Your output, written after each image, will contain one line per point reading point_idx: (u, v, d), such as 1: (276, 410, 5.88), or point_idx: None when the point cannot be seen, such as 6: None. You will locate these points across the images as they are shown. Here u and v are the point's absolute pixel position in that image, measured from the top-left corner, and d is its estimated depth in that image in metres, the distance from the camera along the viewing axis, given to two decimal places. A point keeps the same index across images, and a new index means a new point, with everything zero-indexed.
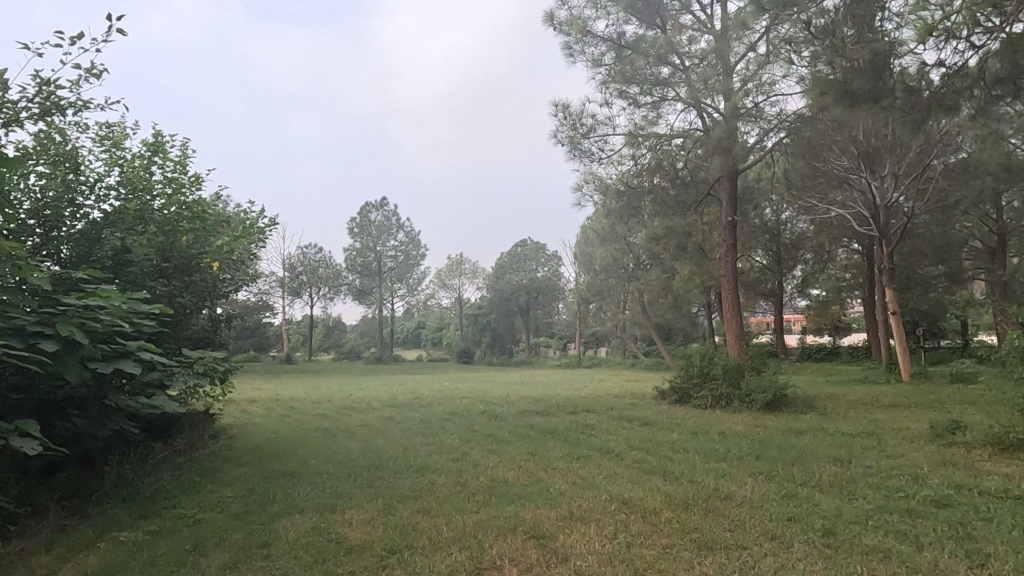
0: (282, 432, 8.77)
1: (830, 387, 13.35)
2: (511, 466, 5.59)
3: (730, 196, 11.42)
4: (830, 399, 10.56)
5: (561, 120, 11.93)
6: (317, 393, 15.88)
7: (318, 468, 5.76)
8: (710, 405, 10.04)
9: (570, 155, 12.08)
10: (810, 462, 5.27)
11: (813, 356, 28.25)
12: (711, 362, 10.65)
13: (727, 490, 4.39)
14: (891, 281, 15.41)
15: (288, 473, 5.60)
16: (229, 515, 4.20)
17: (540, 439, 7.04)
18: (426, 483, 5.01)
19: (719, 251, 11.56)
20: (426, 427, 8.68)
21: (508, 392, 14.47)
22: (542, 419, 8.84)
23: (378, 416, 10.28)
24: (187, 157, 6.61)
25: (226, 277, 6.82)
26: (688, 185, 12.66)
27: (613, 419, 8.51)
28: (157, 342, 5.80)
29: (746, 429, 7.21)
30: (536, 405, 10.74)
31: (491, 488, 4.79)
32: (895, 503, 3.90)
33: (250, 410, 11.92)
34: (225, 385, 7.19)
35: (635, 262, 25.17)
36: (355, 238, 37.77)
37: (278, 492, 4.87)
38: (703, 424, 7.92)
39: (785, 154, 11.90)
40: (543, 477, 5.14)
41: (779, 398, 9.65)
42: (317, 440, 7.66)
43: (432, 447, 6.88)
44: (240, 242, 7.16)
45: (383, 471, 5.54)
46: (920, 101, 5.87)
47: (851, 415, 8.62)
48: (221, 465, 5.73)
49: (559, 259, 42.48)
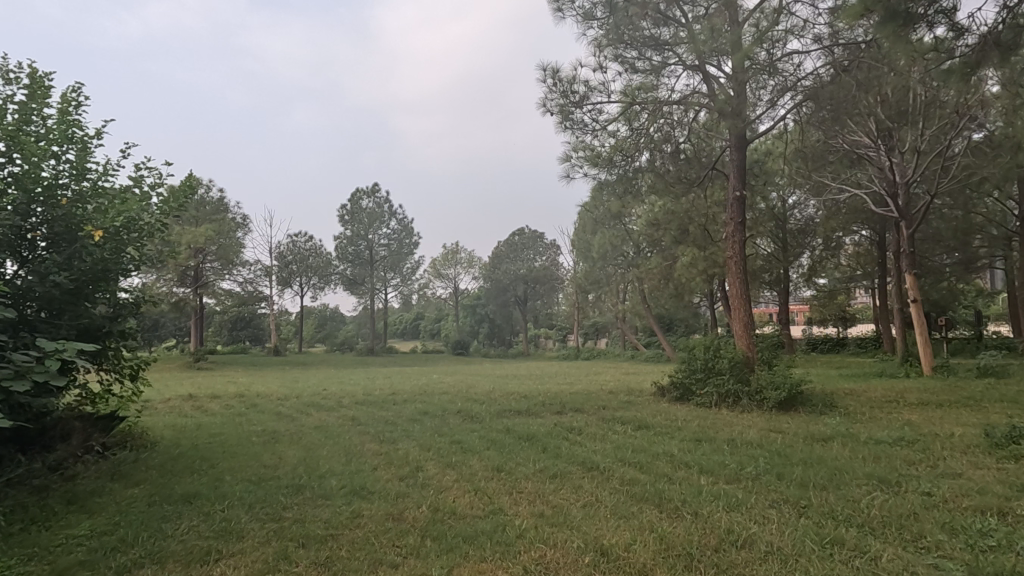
0: (220, 435, 7.61)
1: (847, 381, 12.15)
2: (467, 488, 4.42)
3: (738, 166, 10.12)
4: (851, 397, 9.43)
5: (550, 88, 10.66)
6: (291, 388, 14.71)
7: (229, 489, 4.58)
8: (715, 405, 8.88)
9: (561, 126, 10.85)
10: (849, 485, 4.07)
11: (820, 347, 27.05)
12: (717, 355, 9.47)
13: (745, 533, 3.22)
14: (912, 266, 14.14)
15: (188, 494, 4.44)
16: (55, 570, 3.04)
17: (515, 448, 5.86)
18: (349, 516, 3.82)
19: (725, 230, 10.28)
20: (387, 430, 7.52)
21: (495, 386, 13.32)
22: (521, 421, 7.62)
23: (342, 416, 9.12)
24: (74, 100, 5.47)
25: (127, 252, 5.68)
26: (689, 159, 11.46)
27: (603, 422, 7.36)
28: (30, 328, 4.83)
29: (760, 436, 6.03)
30: (521, 404, 9.59)
31: (428, 525, 3.61)
32: (988, 560, 2.75)
33: (205, 409, 10.73)
34: (136, 381, 6.04)
35: (634, 249, 23.94)
36: (346, 226, 36.38)
37: (151, 527, 3.69)
38: (709, 427, 6.73)
39: (800, 123, 10.62)
40: (504, 506, 3.96)
41: (792, 396, 8.49)
42: (252, 447, 6.49)
43: (382, 459, 5.68)
44: (148, 206, 5.99)
45: (305, 495, 4.36)
46: (967, 39, 5.15)
47: (878, 416, 7.44)
48: (107, 485, 4.57)
49: (556, 249, 41.22)
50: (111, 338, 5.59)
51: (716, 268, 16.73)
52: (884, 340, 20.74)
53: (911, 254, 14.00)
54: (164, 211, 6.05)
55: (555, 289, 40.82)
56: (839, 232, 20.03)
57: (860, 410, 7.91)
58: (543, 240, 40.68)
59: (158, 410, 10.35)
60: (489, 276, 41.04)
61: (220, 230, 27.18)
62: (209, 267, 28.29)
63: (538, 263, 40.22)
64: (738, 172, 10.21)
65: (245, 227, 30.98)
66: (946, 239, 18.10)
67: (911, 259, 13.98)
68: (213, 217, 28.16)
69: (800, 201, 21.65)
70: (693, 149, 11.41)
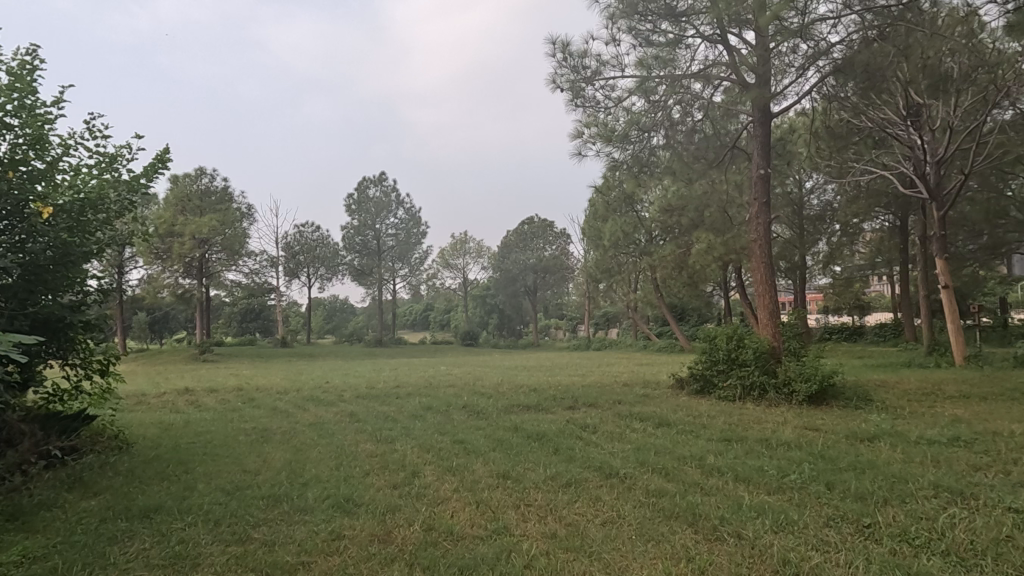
0: (207, 433, 7.09)
1: (877, 372, 11.49)
2: (468, 499, 3.85)
3: (762, 142, 9.43)
4: (885, 389, 8.79)
5: (560, 63, 9.99)
6: (292, 381, 14.19)
7: (199, 501, 4.03)
8: (739, 398, 8.30)
9: (571, 104, 10.18)
10: (916, 498, 3.46)
11: (838, 336, 26.33)
12: (740, 345, 8.82)
13: (807, 567, 2.62)
14: (943, 250, 13.40)
15: (149, 507, 3.88)
16: None
17: (523, 450, 5.27)
18: (328, 537, 3.26)
19: (749, 213, 9.60)
20: (386, 427, 6.98)
21: (504, 378, 12.74)
22: (531, 417, 7.05)
23: (340, 412, 8.56)
24: (27, 64, 4.94)
25: (91, 233, 5.13)
26: (708, 138, 10.81)
27: (619, 418, 6.77)
28: None
29: (796, 436, 5.43)
30: (531, 398, 9.00)
31: (418, 550, 3.04)
32: None
33: (200, 404, 10.23)
34: (104, 375, 5.54)
35: (646, 236, 23.25)
36: (353, 216, 35.79)
37: (92, 552, 3.14)
38: (736, 425, 6.12)
39: (828, 97, 9.90)
40: (510, 523, 3.38)
41: (824, 389, 7.85)
42: (237, 448, 5.96)
43: (376, 461, 5.13)
44: (115, 183, 5.46)
45: (284, 508, 3.79)
46: None
47: (921, 411, 6.81)
48: (60, 496, 4.03)
49: (567, 238, 40.38)
50: (76, 329, 5.06)
51: (733, 254, 16.02)
52: (907, 329, 19.99)
53: (942, 237, 13.27)
54: (132, 188, 5.52)
55: (565, 279, 40.13)
56: (860, 217, 19.29)
57: (900, 405, 7.28)
58: (553, 228, 39.88)
59: (148, 406, 9.83)
60: (498, 266, 40.43)
61: (224, 220, 26.69)
62: (214, 257, 27.77)
63: (548, 253, 39.53)
64: (762, 149, 9.50)
65: (250, 217, 30.46)
66: (974, 224, 17.31)
67: (942, 242, 13.24)
68: (218, 206, 27.64)
69: (818, 185, 20.90)
70: (714, 127, 10.77)
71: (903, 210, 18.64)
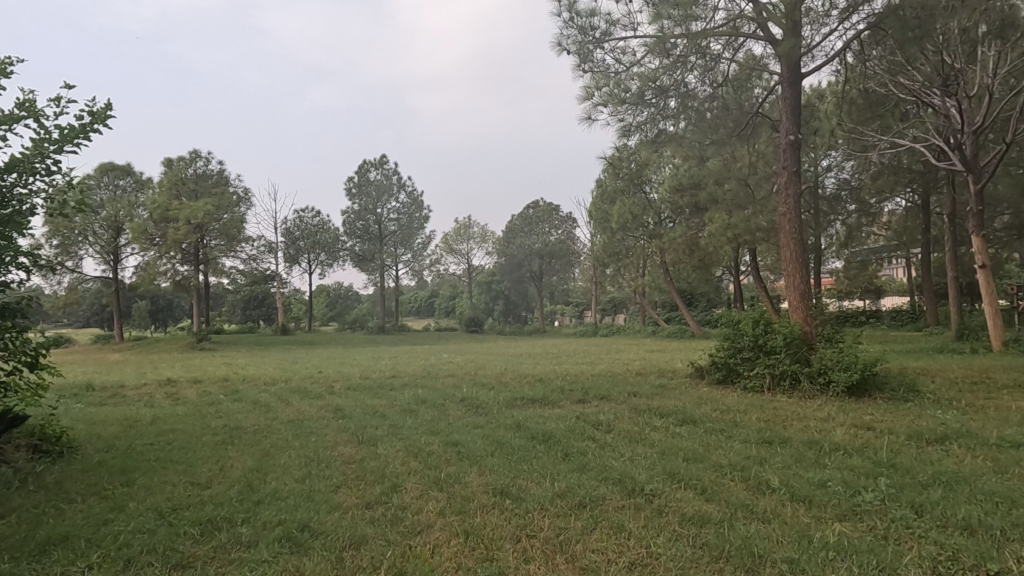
0: (170, 432, 6.30)
1: (909, 358, 10.63)
2: (455, 528, 3.01)
3: (791, 105, 8.49)
4: (929, 378, 7.92)
5: (566, 24, 9.04)
6: (284, 370, 13.40)
7: (119, 528, 3.21)
8: (768, 389, 7.46)
9: (580, 69, 9.25)
10: None
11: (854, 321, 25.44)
12: (768, 331, 7.94)
13: None
14: (981, 226, 12.41)
15: (53, 538, 3.07)
16: None
17: (526, 456, 4.43)
18: None
19: (777, 184, 8.67)
20: (371, 425, 6.16)
21: (506, 367, 11.91)
22: (536, 413, 6.21)
23: (324, 406, 7.76)
24: None
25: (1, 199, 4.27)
26: (729, 105, 9.87)
27: (636, 414, 5.92)
28: None
29: (850, 437, 4.59)
30: (535, 389, 8.18)
31: None
32: None
33: (177, 397, 9.41)
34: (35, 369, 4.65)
35: (655, 218, 22.30)
36: (354, 200, 34.92)
37: None
38: (774, 423, 5.26)
39: (862, 57, 8.92)
40: (506, 566, 2.56)
41: (864, 379, 6.99)
42: (197, 452, 5.15)
43: (354, 470, 4.30)
44: (40, 145, 4.57)
45: (220, 541, 2.96)
46: None
47: (982, 405, 5.92)
48: None
49: (573, 222, 39.18)
50: None
51: (749, 233, 15.15)
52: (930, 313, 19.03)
53: (980, 213, 12.28)
54: (62, 149, 4.65)
55: (571, 264, 39.04)
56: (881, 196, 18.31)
57: (955, 397, 6.40)
58: (559, 213, 38.79)
59: (122, 399, 9.07)
60: (502, 251, 39.51)
61: (221, 203, 25.88)
62: (213, 243, 27.01)
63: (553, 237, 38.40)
64: (791, 112, 8.55)
65: (247, 201, 29.61)
66: (1002, 203, 16.38)
67: (979, 219, 12.27)
68: (214, 189, 26.80)
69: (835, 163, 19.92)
70: (735, 92, 9.83)
71: (928, 189, 17.66)
